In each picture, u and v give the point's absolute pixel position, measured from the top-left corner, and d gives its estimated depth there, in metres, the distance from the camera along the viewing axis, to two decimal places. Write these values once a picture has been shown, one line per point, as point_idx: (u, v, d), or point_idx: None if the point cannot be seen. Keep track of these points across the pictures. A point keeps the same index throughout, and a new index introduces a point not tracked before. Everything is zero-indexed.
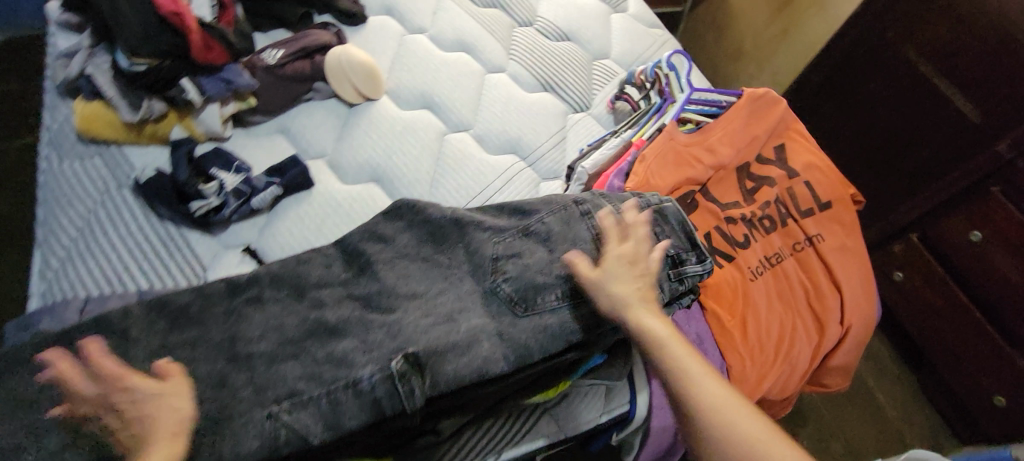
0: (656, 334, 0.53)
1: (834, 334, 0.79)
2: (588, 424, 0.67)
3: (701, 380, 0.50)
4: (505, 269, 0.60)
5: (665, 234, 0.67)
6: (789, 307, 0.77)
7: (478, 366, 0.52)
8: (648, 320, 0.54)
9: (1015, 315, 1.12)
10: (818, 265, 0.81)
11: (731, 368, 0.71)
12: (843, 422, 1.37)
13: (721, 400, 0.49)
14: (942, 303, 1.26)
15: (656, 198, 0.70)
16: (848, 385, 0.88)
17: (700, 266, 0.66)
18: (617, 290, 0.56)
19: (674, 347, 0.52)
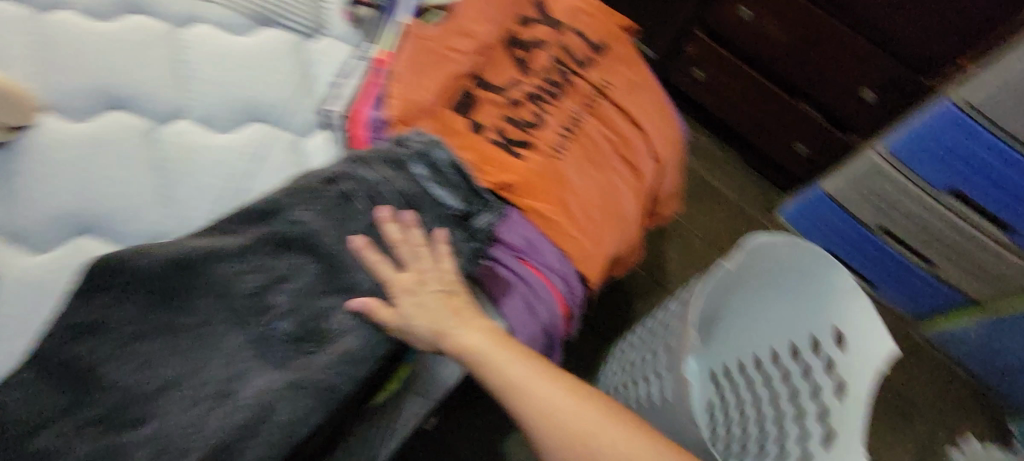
0: (482, 352, 0.49)
1: (650, 173, 0.78)
2: (451, 382, 0.61)
3: (531, 388, 0.48)
4: (270, 304, 0.47)
5: (442, 189, 0.55)
6: (603, 168, 0.74)
7: (283, 436, 0.43)
8: (473, 334, 0.50)
9: (800, 71, 1.25)
10: (615, 113, 0.78)
11: (568, 253, 0.70)
12: (697, 223, 1.49)
13: (552, 405, 0.48)
14: (739, 85, 1.36)
15: (422, 142, 0.56)
16: (678, 203, 0.93)
17: (490, 214, 0.57)
18: (437, 315, 0.49)
19: (503, 361, 0.49)
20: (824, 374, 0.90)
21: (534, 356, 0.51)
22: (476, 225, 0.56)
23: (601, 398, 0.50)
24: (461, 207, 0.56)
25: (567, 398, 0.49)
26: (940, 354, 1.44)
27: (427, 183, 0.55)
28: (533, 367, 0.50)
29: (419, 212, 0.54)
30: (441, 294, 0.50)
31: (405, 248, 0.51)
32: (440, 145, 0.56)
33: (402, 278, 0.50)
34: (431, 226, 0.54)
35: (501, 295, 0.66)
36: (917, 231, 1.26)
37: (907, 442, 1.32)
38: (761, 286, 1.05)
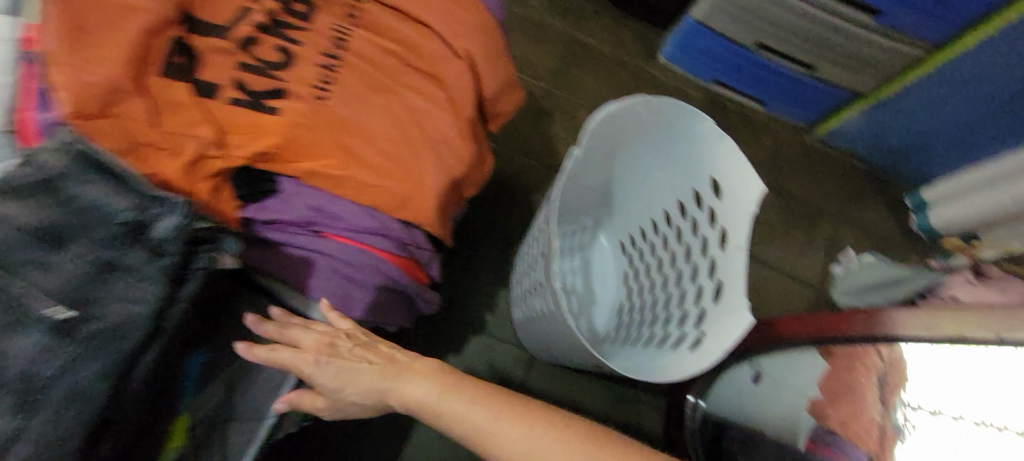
0: (429, 401, 0.50)
1: (461, 78, 0.66)
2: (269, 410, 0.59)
3: (484, 430, 0.48)
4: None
5: (94, 206, 0.45)
6: (392, 90, 0.61)
7: None
8: (418, 387, 0.51)
9: None
10: (387, 15, 0.64)
11: (376, 206, 0.59)
12: (576, 89, 1.37)
13: (505, 445, 0.47)
14: None
15: (53, 155, 0.43)
16: (519, 93, 0.82)
17: (172, 218, 0.46)
18: (360, 372, 0.53)
19: (459, 409, 0.49)
20: (709, 227, 0.87)
21: (488, 396, 0.50)
22: (155, 236, 0.46)
23: (560, 424, 0.48)
24: (126, 217, 0.45)
25: (522, 433, 0.47)
26: (835, 151, 1.45)
27: (71, 205, 0.44)
28: (483, 408, 0.49)
29: (66, 247, 0.44)
30: (358, 348, 0.55)
31: (296, 327, 0.55)
32: (77, 152, 0.44)
33: (305, 350, 0.53)
34: (95, 258, 0.45)
35: (306, 279, 0.57)
36: (794, 38, 1.19)
37: (816, 243, 1.35)
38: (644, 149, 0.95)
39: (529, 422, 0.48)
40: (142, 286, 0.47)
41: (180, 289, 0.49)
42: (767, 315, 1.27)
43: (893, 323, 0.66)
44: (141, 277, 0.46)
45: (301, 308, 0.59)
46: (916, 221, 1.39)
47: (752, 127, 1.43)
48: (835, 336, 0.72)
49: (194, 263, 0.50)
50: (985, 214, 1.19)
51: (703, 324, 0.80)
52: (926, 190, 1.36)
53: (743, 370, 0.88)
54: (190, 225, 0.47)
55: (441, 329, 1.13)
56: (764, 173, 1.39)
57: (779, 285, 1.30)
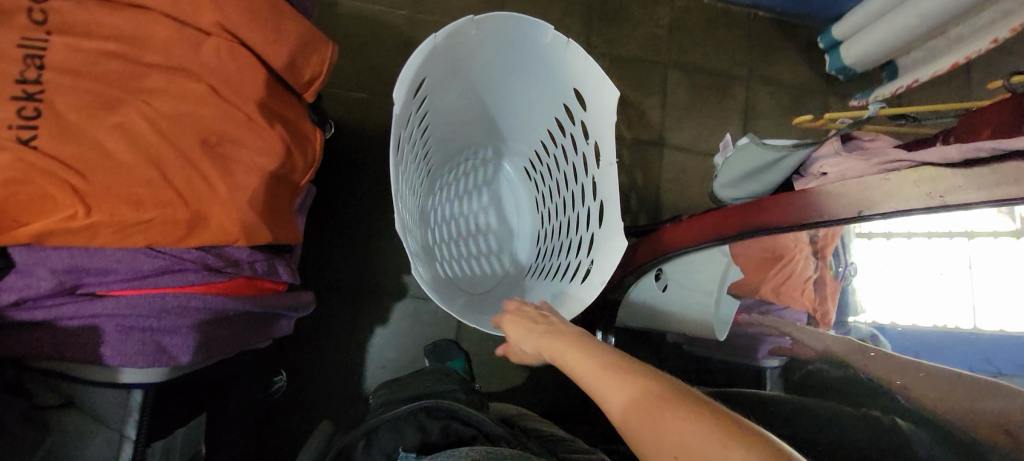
0: (565, 353, 0.57)
1: (220, 59, 0.54)
2: None
3: (595, 365, 0.53)
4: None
5: None
6: (125, 102, 0.50)
7: None
8: (558, 342, 0.60)
9: None
10: (87, 6, 0.50)
11: (155, 242, 0.51)
12: (442, 7, 1.21)
13: (606, 375, 0.51)
14: None
15: None
16: (332, 44, 0.69)
17: None
18: (528, 326, 0.66)
19: (583, 357, 0.55)
20: (585, 142, 0.80)
21: (611, 351, 0.54)
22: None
23: (657, 375, 0.49)
24: None
25: (624, 371, 0.50)
26: (737, 7, 1.32)
27: None
28: (601, 358, 0.53)
29: None
30: (535, 311, 0.69)
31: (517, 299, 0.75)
32: None
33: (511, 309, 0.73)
34: None
35: (98, 348, 0.50)
36: None
37: (730, 113, 1.28)
38: (501, 73, 0.84)
39: (633, 369, 0.50)
40: None
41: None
42: (690, 201, 1.23)
43: (760, 219, 0.60)
44: None
45: (106, 377, 0.52)
46: (828, 62, 1.30)
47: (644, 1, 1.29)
48: (719, 240, 0.66)
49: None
50: (906, 36, 1.10)
51: (592, 250, 0.75)
52: (837, 28, 1.25)
53: (647, 281, 0.84)
54: None
55: (361, 305, 1.09)
56: (665, 51, 1.28)
57: (699, 167, 1.25)
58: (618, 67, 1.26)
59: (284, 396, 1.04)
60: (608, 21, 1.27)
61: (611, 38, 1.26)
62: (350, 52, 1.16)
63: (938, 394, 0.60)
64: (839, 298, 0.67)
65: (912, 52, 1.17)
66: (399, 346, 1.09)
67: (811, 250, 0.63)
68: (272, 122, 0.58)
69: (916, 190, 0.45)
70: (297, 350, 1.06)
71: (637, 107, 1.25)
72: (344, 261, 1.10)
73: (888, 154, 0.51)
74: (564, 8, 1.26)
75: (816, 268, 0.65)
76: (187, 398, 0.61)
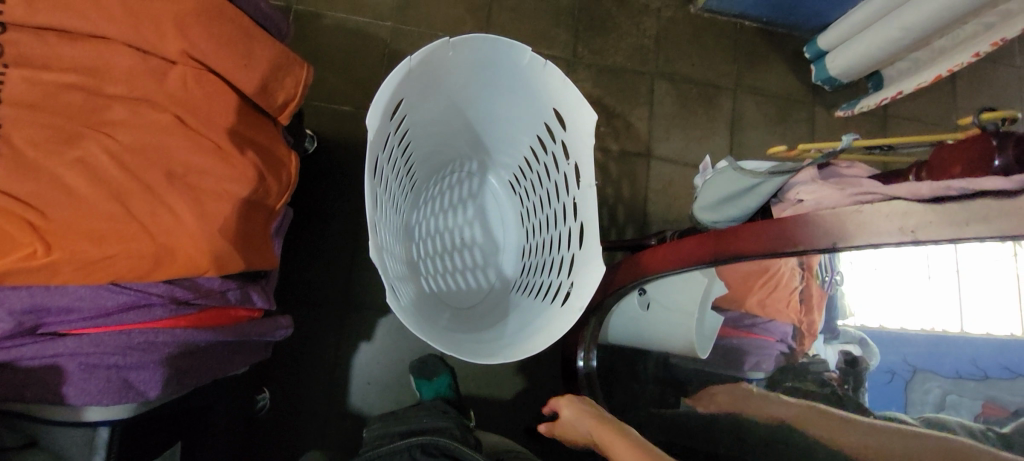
0: (616, 442, 0.62)
1: (186, 88, 0.54)
2: None
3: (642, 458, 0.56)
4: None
5: None
6: (85, 135, 0.49)
7: None
8: (612, 432, 0.64)
9: None
10: (46, 37, 0.49)
11: (119, 278, 0.50)
12: (427, 19, 1.19)
13: None
14: None
15: None
16: (308, 66, 0.67)
17: None
18: (586, 413, 0.70)
19: (631, 448, 0.59)
20: (565, 162, 0.80)
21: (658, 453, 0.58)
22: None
23: None
24: None
25: None
26: (724, 18, 1.32)
27: None
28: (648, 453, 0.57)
29: None
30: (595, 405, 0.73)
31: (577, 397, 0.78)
32: None
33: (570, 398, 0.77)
34: None
35: (61, 388, 0.50)
36: None
37: (718, 124, 1.28)
38: (481, 92, 0.83)
39: None
40: None
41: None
42: (678, 213, 1.22)
43: (738, 246, 0.59)
44: None
45: (72, 416, 0.51)
46: (815, 73, 1.29)
47: (630, 12, 1.28)
48: (704, 264, 0.65)
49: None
50: (891, 48, 1.10)
51: (572, 271, 0.75)
52: (822, 38, 1.25)
53: (629, 300, 0.84)
54: None
55: (345, 321, 1.08)
56: (652, 63, 1.27)
57: (686, 178, 1.24)
58: (605, 78, 1.25)
59: (268, 414, 1.02)
60: (594, 31, 1.26)
61: (597, 48, 1.26)
62: (334, 65, 1.14)
63: (883, 450, 0.61)
64: (825, 305, 0.65)
65: (898, 63, 1.18)
66: (384, 363, 1.08)
67: (797, 261, 0.62)
68: (242, 149, 0.57)
69: (886, 225, 0.45)
70: (281, 367, 1.04)
71: (624, 118, 1.24)
72: (328, 277, 1.09)
73: (864, 184, 0.51)
74: (550, 19, 1.25)
75: (801, 278, 0.64)
76: (162, 430, 0.60)
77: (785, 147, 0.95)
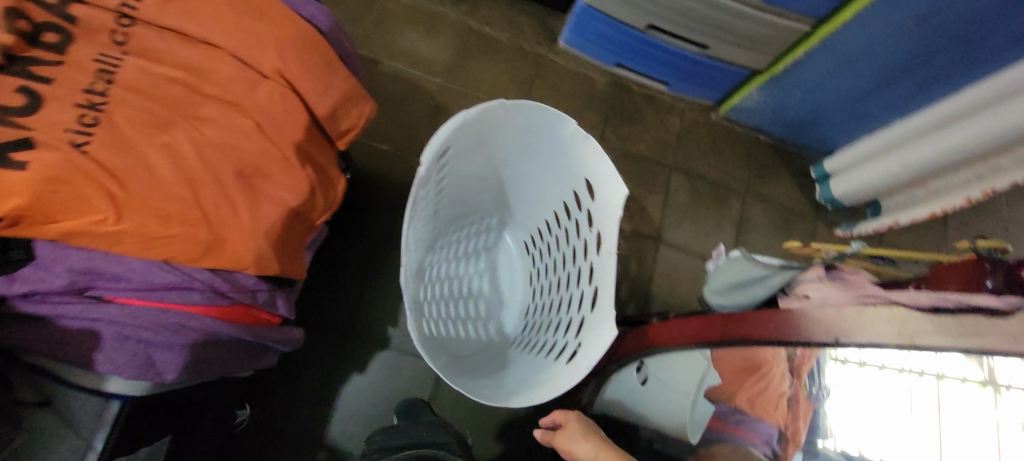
0: None
1: (271, 101, 0.59)
2: None
3: None
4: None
5: None
6: (176, 124, 0.54)
7: None
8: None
9: None
10: (164, 37, 0.56)
11: (172, 258, 0.52)
12: (473, 82, 1.30)
13: None
14: None
15: None
16: (372, 102, 0.74)
17: None
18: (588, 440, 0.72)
19: None
20: (588, 229, 0.85)
21: None
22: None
23: None
24: None
25: None
26: (741, 128, 1.43)
27: None
28: None
29: None
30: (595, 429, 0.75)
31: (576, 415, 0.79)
32: None
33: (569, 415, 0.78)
34: None
35: (89, 353, 0.51)
36: (683, 19, 1.14)
37: (726, 222, 1.35)
38: (519, 152, 0.91)
39: None
40: None
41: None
42: (679, 299, 1.26)
43: (742, 330, 0.63)
44: None
45: (89, 382, 0.52)
46: (819, 191, 1.39)
47: (656, 109, 1.39)
48: (705, 343, 0.68)
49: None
50: (890, 180, 1.19)
51: (581, 333, 0.78)
52: (828, 161, 1.35)
53: (629, 371, 0.86)
54: None
55: (342, 351, 1.08)
56: (672, 156, 1.37)
57: (690, 267, 1.29)
58: (627, 163, 1.33)
59: (247, 430, 1.01)
60: (623, 120, 1.36)
61: (624, 135, 1.35)
62: (381, 108, 1.23)
63: None
64: (810, 418, 0.70)
65: (896, 195, 1.26)
66: (371, 398, 1.07)
67: (788, 366, 0.66)
68: (303, 164, 0.62)
69: (885, 329, 0.49)
70: (269, 386, 1.04)
71: (640, 202, 1.31)
72: (334, 304, 1.10)
73: (868, 289, 0.55)
74: (585, 101, 1.35)
75: (791, 384, 0.69)
76: (152, 421, 0.59)
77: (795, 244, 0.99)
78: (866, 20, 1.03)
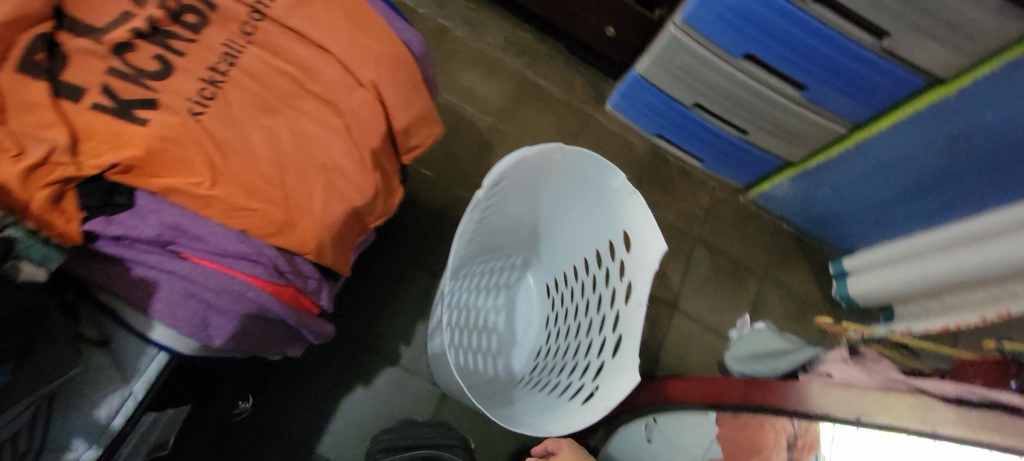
0: None
1: (362, 106, 0.64)
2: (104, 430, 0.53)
3: None
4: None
5: None
6: (278, 110, 0.59)
7: None
8: None
9: None
10: (283, 35, 0.63)
11: (249, 230, 0.56)
12: (521, 127, 1.37)
13: None
14: None
15: None
16: (443, 125, 0.78)
17: None
18: None
19: None
20: (618, 279, 0.88)
21: None
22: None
23: None
24: None
25: None
26: (768, 214, 1.48)
27: None
28: None
29: None
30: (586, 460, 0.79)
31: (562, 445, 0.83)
32: None
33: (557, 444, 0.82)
34: None
35: (154, 303, 0.53)
36: (728, 103, 1.21)
37: (741, 301, 1.37)
38: (563, 196, 0.96)
39: None
40: None
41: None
42: (686, 369, 1.27)
43: (760, 394, 0.66)
44: None
45: (144, 330, 0.54)
46: (836, 287, 1.42)
47: (688, 182, 1.45)
48: (719, 403, 0.72)
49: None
50: (903, 287, 1.22)
51: (599, 377, 0.81)
52: (846, 259, 1.41)
53: (637, 426, 0.88)
54: None
55: (352, 359, 1.10)
56: (697, 229, 1.41)
57: (701, 338, 1.31)
58: None
59: (245, 419, 1.02)
60: (656, 186, 1.42)
61: (655, 201, 1.41)
62: None
63: None
64: None
65: (908, 304, 1.28)
66: (370, 411, 1.08)
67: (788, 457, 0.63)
68: (375, 169, 0.65)
69: (911, 414, 0.51)
70: (276, 379, 1.05)
71: (661, 267, 1.35)
72: (353, 311, 1.13)
73: (892, 374, 0.57)
74: (622, 163, 1.42)
75: None
76: (177, 389, 0.60)
77: (829, 320, 1.00)
78: (899, 133, 1.10)
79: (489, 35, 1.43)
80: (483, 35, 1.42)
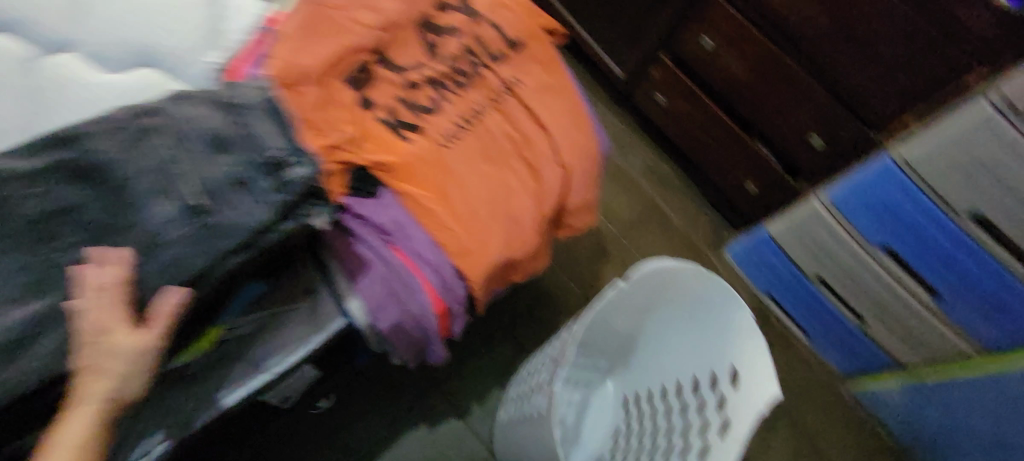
0: None
1: (554, 180, 0.76)
2: (279, 364, 0.64)
3: None
4: (77, 258, 0.51)
5: (257, 147, 0.58)
6: (495, 162, 0.73)
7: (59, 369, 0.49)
8: None
9: (766, 121, 1.24)
10: (517, 108, 0.77)
11: (444, 246, 0.67)
12: (639, 245, 1.46)
13: None
14: (710, 124, 1.35)
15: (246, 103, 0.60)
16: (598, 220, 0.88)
17: (305, 169, 0.58)
18: None
19: None
20: (714, 411, 0.88)
21: None
22: (287, 175, 0.58)
23: None
24: (275, 153, 0.58)
25: None
26: (866, 414, 1.40)
27: (253, 135, 0.58)
28: None
29: (229, 151, 0.57)
30: None
31: None
32: (266, 109, 0.60)
33: None
34: (249, 174, 0.57)
35: (359, 275, 0.65)
36: (851, 285, 1.24)
37: None
38: (679, 313, 1.01)
39: None
40: (260, 204, 0.56)
41: (281, 224, 0.58)
42: None
43: None
44: (267, 199, 0.56)
45: (342, 294, 0.66)
46: None
47: (789, 354, 1.41)
48: None
49: (301, 209, 0.59)
50: None
51: None
52: None
53: None
54: (313, 181, 0.59)
55: (428, 399, 1.14)
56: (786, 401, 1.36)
57: None
58: None
59: (321, 416, 1.08)
60: None
61: None
62: None
63: None
64: None
65: None
66: (425, 455, 1.10)
67: None
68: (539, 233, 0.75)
69: None
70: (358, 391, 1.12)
71: None
72: None
73: None
74: None
75: None
76: (331, 355, 0.71)
77: None
78: None
79: (634, 157, 1.56)
80: (630, 156, 1.56)
